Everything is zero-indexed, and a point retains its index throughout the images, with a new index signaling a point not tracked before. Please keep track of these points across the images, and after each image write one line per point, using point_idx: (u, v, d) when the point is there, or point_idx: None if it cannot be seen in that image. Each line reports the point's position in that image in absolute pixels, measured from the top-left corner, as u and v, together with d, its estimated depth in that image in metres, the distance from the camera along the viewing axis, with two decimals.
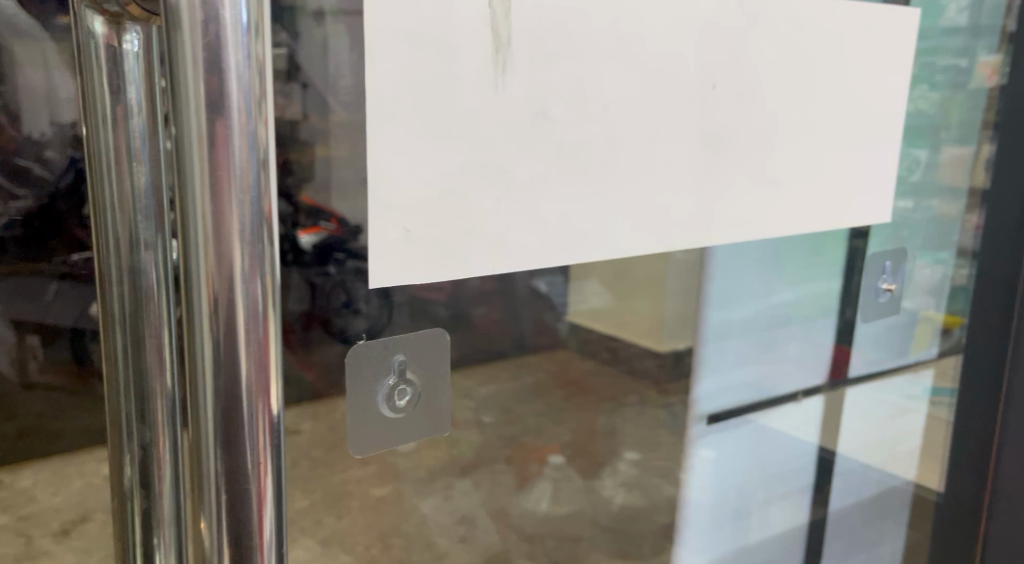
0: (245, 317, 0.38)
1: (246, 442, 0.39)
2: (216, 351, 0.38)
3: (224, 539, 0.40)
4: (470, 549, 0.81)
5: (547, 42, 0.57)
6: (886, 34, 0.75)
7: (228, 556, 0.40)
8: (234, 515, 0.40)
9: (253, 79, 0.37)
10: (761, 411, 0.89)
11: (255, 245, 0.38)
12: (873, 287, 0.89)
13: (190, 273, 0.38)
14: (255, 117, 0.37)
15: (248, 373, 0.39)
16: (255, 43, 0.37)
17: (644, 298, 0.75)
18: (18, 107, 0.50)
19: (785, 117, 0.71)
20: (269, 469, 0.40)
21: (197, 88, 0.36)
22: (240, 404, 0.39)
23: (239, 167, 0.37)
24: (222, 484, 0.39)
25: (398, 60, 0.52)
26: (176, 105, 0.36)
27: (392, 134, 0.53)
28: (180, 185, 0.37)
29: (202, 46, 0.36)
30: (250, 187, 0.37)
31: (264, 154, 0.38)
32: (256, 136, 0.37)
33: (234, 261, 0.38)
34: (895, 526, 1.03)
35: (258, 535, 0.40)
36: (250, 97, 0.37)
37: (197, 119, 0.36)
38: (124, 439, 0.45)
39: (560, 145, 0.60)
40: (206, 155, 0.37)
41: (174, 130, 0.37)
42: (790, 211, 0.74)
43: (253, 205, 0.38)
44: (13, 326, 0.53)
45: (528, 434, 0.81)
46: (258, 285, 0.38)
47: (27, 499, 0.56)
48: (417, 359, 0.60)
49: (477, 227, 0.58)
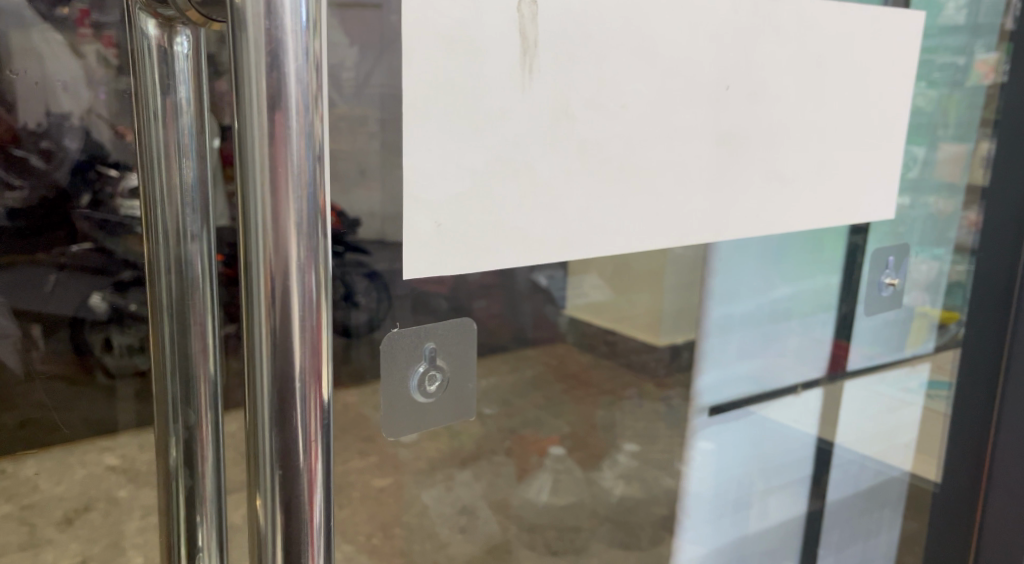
0: (300, 306, 0.36)
1: (298, 427, 0.37)
2: (272, 338, 0.36)
3: (276, 516, 0.37)
4: (471, 539, 0.87)
5: (576, 48, 0.58)
6: (898, 38, 0.76)
7: (280, 537, 0.38)
8: (285, 501, 0.37)
9: (310, 75, 0.35)
10: (762, 403, 0.87)
11: (311, 237, 0.36)
12: (877, 282, 0.90)
13: (249, 264, 0.36)
14: (312, 110, 0.35)
15: (302, 359, 0.36)
16: (314, 40, 0.35)
17: (645, 290, 0.76)
18: (16, 98, 0.49)
19: (797, 118, 0.71)
20: (320, 452, 0.38)
21: (258, 83, 0.34)
22: (294, 387, 0.37)
23: (296, 160, 0.35)
24: (276, 461, 0.37)
25: (433, 59, 0.53)
26: (238, 93, 0.34)
27: (423, 132, 0.54)
28: (240, 177, 0.35)
29: (264, 34, 0.34)
30: (307, 179, 0.35)
31: (320, 147, 0.36)
32: (314, 131, 0.35)
33: (290, 253, 0.35)
34: (891, 517, 1.05)
35: (308, 520, 0.38)
36: (308, 90, 0.35)
37: (258, 110, 0.34)
38: (170, 421, 0.44)
39: (582, 143, 0.60)
40: (266, 153, 0.35)
41: (237, 121, 0.35)
42: (804, 208, 0.75)
43: (310, 201, 0.36)
44: (14, 317, 0.52)
45: (528, 426, 0.91)
46: (313, 277, 0.36)
47: (30, 488, 0.56)
48: (449, 347, 0.60)
49: (501, 222, 0.58)
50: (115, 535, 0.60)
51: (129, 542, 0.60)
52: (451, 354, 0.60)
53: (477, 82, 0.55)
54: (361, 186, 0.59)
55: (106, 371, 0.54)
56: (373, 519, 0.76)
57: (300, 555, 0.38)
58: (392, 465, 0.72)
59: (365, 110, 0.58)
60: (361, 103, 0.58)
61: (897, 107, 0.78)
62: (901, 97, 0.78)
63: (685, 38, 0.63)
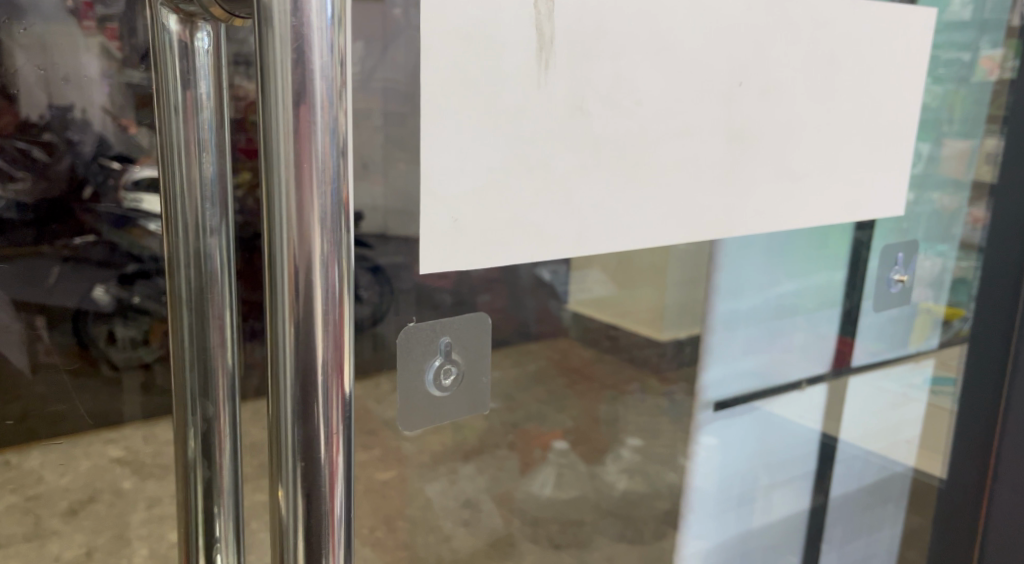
0: (323, 300, 0.36)
1: (319, 418, 0.37)
2: (296, 331, 0.36)
3: (298, 507, 0.38)
4: (473, 532, 0.85)
5: (591, 46, 0.58)
6: (910, 34, 0.76)
7: (302, 528, 0.38)
8: (306, 492, 0.37)
9: (335, 69, 0.35)
10: (765, 399, 0.89)
11: (334, 232, 0.36)
12: (886, 278, 0.91)
13: (273, 258, 0.36)
14: (336, 105, 0.35)
15: (324, 352, 0.36)
16: (339, 34, 0.35)
17: (646, 284, 0.76)
18: (17, 90, 0.49)
19: (808, 114, 0.71)
20: (341, 444, 0.38)
21: (284, 78, 0.34)
22: (316, 381, 0.37)
23: (321, 156, 0.35)
24: (299, 454, 0.37)
25: (449, 56, 0.53)
26: (263, 87, 0.34)
27: (446, 127, 0.54)
28: (265, 173, 0.35)
29: (290, 30, 0.34)
30: (330, 175, 0.35)
31: (344, 140, 0.36)
32: (337, 125, 0.35)
33: (314, 247, 0.35)
34: (895, 512, 1.05)
35: (329, 510, 0.38)
36: (333, 86, 0.35)
37: (283, 106, 0.34)
38: (187, 413, 0.44)
39: (595, 140, 0.61)
40: (292, 149, 0.35)
41: (261, 116, 0.35)
42: (814, 204, 0.75)
43: (334, 196, 0.36)
44: (16, 309, 0.52)
45: (531, 421, 0.80)
46: (336, 271, 0.36)
47: (35, 479, 0.55)
48: (464, 342, 0.63)
49: (515, 218, 0.58)
50: (119, 528, 0.60)
51: (134, 532, 0.60)
52: (465, 349, 0.63)
53: (493, 79, 0.55)
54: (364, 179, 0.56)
55: (110, 363, 0.54)
56: (377, 513, 0.77)
57: (321, 547, 0.38)
58: (395, 458, 0.72)
59: (368, 103, 0.55)
60: (366, 96, 0.54)
61: (907, 104, 0.78)
62: (911, 94, 0.78)
63: (697, 35, 0.63)
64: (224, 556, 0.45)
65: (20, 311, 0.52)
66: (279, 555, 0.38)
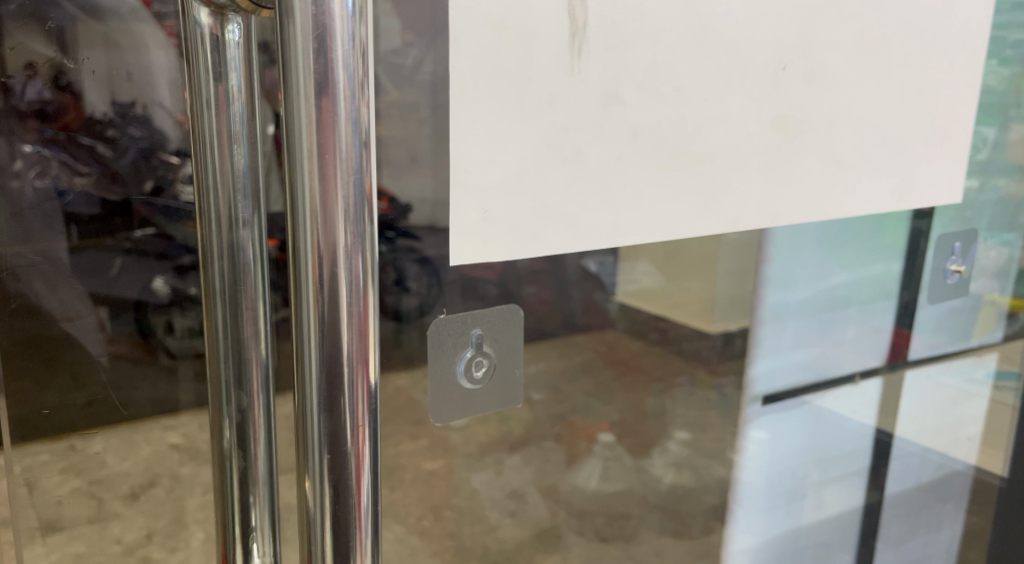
0: (348, 291, 0.36)
1: (346, 409, 0.37)
2: (320, 323, 0.36)
3: (324, 500, 0.38)
4: (519, 523, 0.83)
5: (627, 33, 0.58)
6: (970, 16, 0.73)
7: (329, 520, 0.38)
8: (333, 484, 0.38)
9: (356, 61, 0.35)
10: (815, 394, 0.88)
11: (358, 224, 0.36)
12: (942, 269, 0.88)
13: (297, 250, 0.36)
14: (358, 96, 0.35)
15: (350, 344, 0.37)
16: (360, 26, 0.35)
17: (696, 277, 0.75)
18: (80, 87, 0.50)
19: (857, 101, 0.70)
20: (367, 435, 0.38)
21: (306, 70, 0.34)
22: (341, 372, 0.37)
23: (344, 148, 0.35)
24: (325, 446, 0.38)
25: (482, 45, 0.54)
26: (286, 78, 0.35)
27: (472, 119, 0.55)
28: (288, 168, 0.36)
29: (311, 20, 0.34)
30: (354, 167, 0.36)
31: (366, 133, 0.36)
32: (359, 117, 0.35)
33: (338, 238, 0.36)
34: (955, 510, 1.02)
35: (356, 502, 0.38)
36: (354, 77, 0.35)
37: (306, 97, 0.34)
38: (223, 403, 0.45)
39: (632, 129, 0.60)
40: (315, 141, 0.35)
41: (284, 107, 0.35)
42: (864, 194, 0.73)
43: (357, 187, 0.36)
44: (91, 300, 0.53)
45: (577, 412, 0.80)
46: (360, 262, 0.37)
47: (99, 463, 0.56)
48: (494, 333, 0.64)
49: (551, 209, 0.58)
50: (178, 511, 0.59)
51: (192, 517, 0.59)
52: (496, 341, 0.64)
53: (524, 70, 0.55)
54: (411, 172, 0.57)
55: (167, 352, 0.56)
56: (423, 502, 0.77)
57: (348, 539, 0.38)
58: (443, 449, 0.72)
59: (415, 97, 0.56)
60: (412, 89, 0.56)
61: (968, 91, 0.76)
62: (969, 78, 0.75)
63: (739, 20, 0.62)
64: (261, 545, 0.46)
65: (92, 300, 0.53)
66: (309, 544, 0.39)
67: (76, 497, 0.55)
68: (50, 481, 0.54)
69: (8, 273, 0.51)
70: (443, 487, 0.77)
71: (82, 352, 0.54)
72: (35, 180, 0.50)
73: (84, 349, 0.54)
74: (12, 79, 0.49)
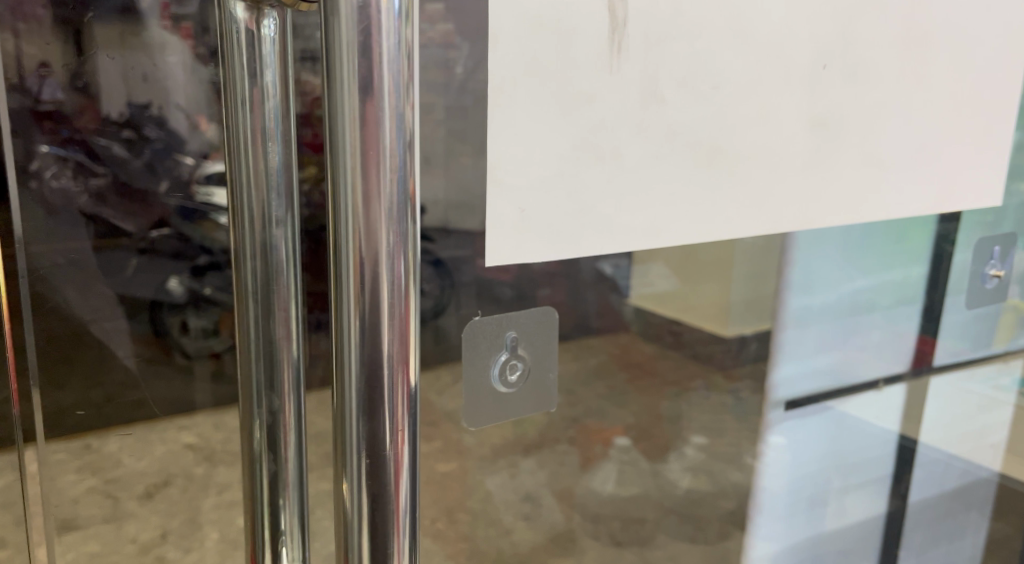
0: (389, 291, 0.36)
1: (385, 413, 0.37)
2: (361, 323, 0.36)
3: (363, 502, 0.38)
4: (533, 525, 0.80)
5: (666, 30, 0.58)
6: (1011, 18, 0.73)
7: (367, 522, 0.38)
8: (372, 488, 0.38)
9: (403, 62, 0.35)
10: (840, 399, 0.87)
11: (400, 224, 0.36)
12: (981, 273, 0.90)
13: (338, 249, 0.36)
14: (403, 97, 0.35)
15: (390, 344, 0.37)
16: (406, 27, 0.35)
17: (712, 279, 0.72)
18: (96, 88, 0.50)
19: (891, 102, 0.69)
20: (406, 438, 0.38)
21: (351, 69, 0.34)
22: (382, 373, 0.37)
23: (388, 148, 0.35)
24: (363, 449, 0.37)
25: (517, 40, 0.54)
26: (329, 77, 0.35)
27: (509, 117, 0.55)
28: (330, 168, 0.36)
29: (357, 16, 0.34)
30: (398, 166, 0.36)
31: (411, 133, 0.36)
32: (404, 117, 0.35)
33: (380, 239, 0.36)
34: (980, 518, 1.02)
35: (394, 505, 0.38)
36: (400, 76, 0.35)
37: (349, 94, 0.34)
38: (253, 405, 0.45)
39: (670, 127, 0.60)
40: (358, 137, 0.35)
41: (327, 105, 0.35)
42: (895, 196, 0.73)
43: (400, 186, 0.36)
44: (119, 302, 0.54)
45: (591, 416, 0.76)
46: (402, 262, 0.36)
47: (115, 463, 0.55)
48: (529, 336, 0.64)
49: (587, 207, 0.59)
50: (192, 510, 0.59)
51: (206, 517, 0.59)
52: (531, 343, 0.64)
53: (562, 67, 0.55)
54: (424, 173, 0.56)
55: (183, 353, 0.56)
56: (438, 503, 0.73)
57: (386, 545, 0.38)
58: (456, 450, 0.70)
59: (429, 97, 0.55)
60: (429, 90, 0.55)
61: (1007, 92, 0.75)
62: (1007, 80, 0.75)
63: (777, 16, 0.62)
64: (289, 551, 0.45)
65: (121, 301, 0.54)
66: (345, 545, 0.39)
67: (92, 496, 0.56)
68: (65, 480, 0.55)
69: (44, 272, 0.52)
70: (458, 487, 0.74)
71: (103, 351, 0.54)
72: (53, 180, 0.51)
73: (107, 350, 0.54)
74: (28, 81, 0.49)
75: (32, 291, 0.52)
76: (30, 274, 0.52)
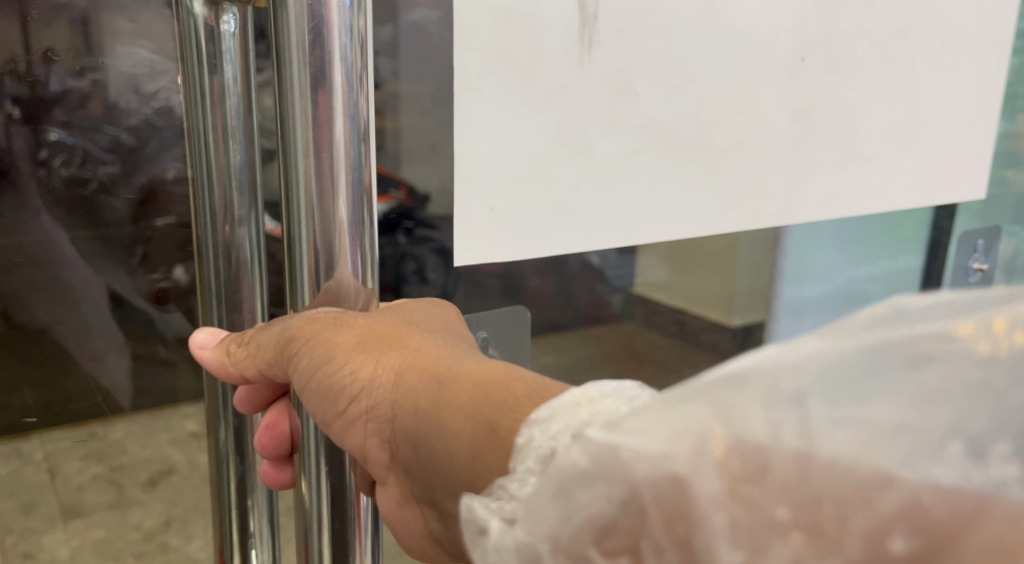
0: (351, 266, 0.39)
1: None
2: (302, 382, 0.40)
3: (322, 494, 0.41)
4: None
5: (642, 23, 0.58)
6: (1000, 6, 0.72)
7: (327, 515, 0.41)
8: (332, 483, 0.41)
9: (354, 54, 0.37)
10: None
11: (356, 209, 0.38)
12: (964, 266, 0.86)
13: (294, 235, 0.39)
14: (356, 90, 0.37)
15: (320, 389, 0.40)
16: (357, 18, 0.36)
17: (711, 271, 0.71)
18: (102, 75, 0.50)
19: (875, 93, 0.69)
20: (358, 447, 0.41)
21: (303, 66, 0.36)
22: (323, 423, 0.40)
23: (342, 143, 0.37)
24: (323, 451, 0.41)
25: (485, 32, 0.53)
26: (283, 73, 0.36)
27: (484, 110, 0.54)
28: (286, 163, 0.38)
29: (307, 10, 0.35)
30: (352, 163, 0.38)
31: (365, 126, 0.38)
32: (358, 110, 0.37)
33: (338, 219, 0.38)
34: None
35: (352, 497, 0.41)
36: (352, 69, 0.37)
37: (302, 93, 0.36)
38: (219, 409, 0.47)
39: (645, 121, 0.60)
40: (311, 136, 0.37)
41: (281, 102, 0.37)
42: (880, 188, 0.72)
43: (356, 180, 0.38)
44: (129, 292, 0.54)
45: None
46: (359, 249, 0.39)
47: (120, 451, 0.56)
48: None
49: (560, 203, 0.58)
50: (195, 498, 0.60)
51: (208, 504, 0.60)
52: None
53: (536, 64, 0.54)
54: (423, 160, 0.57)
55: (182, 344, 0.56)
56: None
57: (347, 534, 0.41)
58: None
59: (417, 86, 0.56)
60: (420, 80, 0.55)
61: (993, 81, 0.75)
62: (995, 71, 0.75)
63: (756, 10, 0.61)
64: (258, 552, 0.48)
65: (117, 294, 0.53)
66: (308, 541, 0.42)
67: (97, 483, 0.56)
68: (72, 468, 0.55)
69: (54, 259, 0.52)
70: None
71: (110, 341, 0.54)
72: (62, 169, 0.50)
73: (113, 337, 0.54)
74: (37, 72, 0.49)
75: (32, 280, 0.52)
76: (16, 258, 0.51)
